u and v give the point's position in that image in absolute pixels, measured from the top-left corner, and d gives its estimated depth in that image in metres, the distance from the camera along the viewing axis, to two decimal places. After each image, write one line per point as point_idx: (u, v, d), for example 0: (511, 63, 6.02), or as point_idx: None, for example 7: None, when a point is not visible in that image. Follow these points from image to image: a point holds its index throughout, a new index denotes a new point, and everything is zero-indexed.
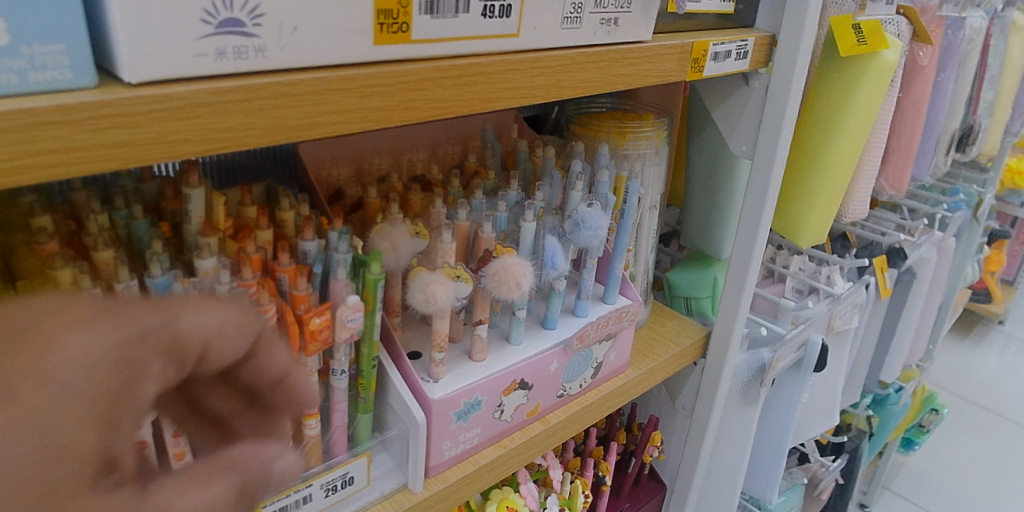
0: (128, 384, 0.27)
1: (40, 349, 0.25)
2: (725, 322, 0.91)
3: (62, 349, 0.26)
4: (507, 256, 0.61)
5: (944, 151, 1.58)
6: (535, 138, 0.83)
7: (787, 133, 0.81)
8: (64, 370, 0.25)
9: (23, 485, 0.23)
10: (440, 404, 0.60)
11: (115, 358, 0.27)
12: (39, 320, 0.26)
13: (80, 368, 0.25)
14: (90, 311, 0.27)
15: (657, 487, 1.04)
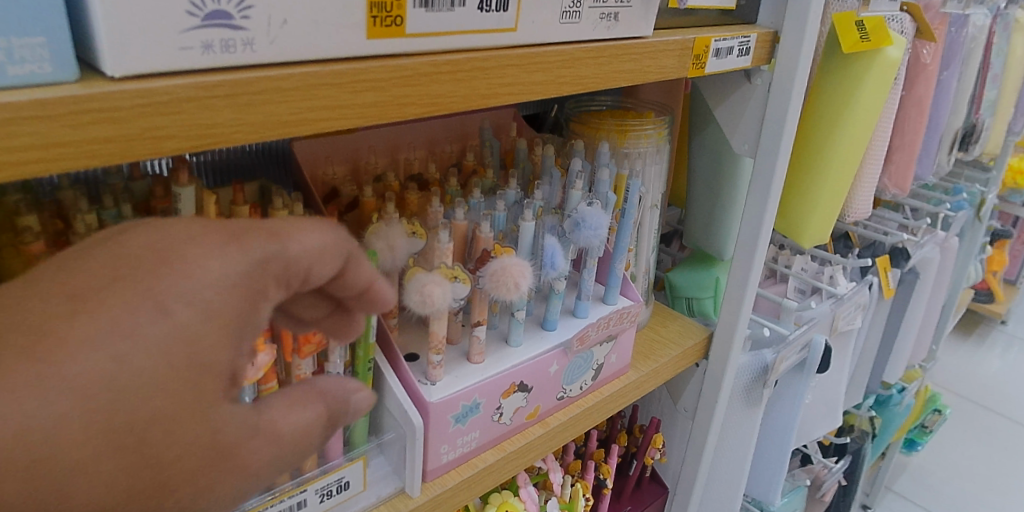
0: (251, 306, 0.28)
1: (181, 270, 0.26)
2: (727, 323, 0.90)
3: (200, 272, 0.27)
4: (505, 256, 0.60)
5: (947, 150, 1.57)
6: (534, 136, 0.82)
7: (790, 130, 0.80)
8: (197, 291, 0.26)
9: (162, 408, 0.25)
10: (437, 407, 0.59)
11: (238, 283, 0.28)
12: (171, 246, 0.27)
13: (206, 294, 0.26)
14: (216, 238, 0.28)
15: (658, 490, 1.03)
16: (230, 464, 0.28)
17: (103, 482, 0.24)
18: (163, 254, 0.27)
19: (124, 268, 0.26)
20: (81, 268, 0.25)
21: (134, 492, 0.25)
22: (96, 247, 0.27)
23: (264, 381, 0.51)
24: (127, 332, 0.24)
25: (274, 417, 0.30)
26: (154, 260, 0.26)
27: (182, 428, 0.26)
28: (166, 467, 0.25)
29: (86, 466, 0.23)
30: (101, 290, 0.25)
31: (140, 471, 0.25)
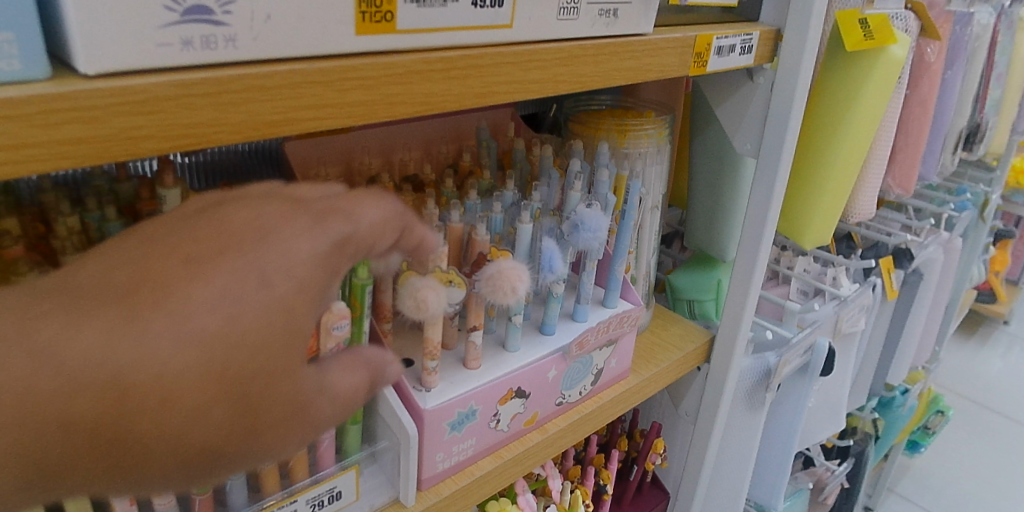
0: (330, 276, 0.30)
1: (267, 243, 0.28)
2: (729, 326, 0.88)
3: (286, 245, 0.28)
4: (501, 259, 0.59)
5: (951, 150, 1.55)
6: (532, 136, 0.81)
7: (793, 129, 0.78)
8: (280, 264, 0.28)
9: (248, 363, 0.26)
10: (432, 415, 0.57)
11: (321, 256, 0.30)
12: (260, 223, 0.29)
13: (289, 266, 0.28)
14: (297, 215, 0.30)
15: (659, 495, 1.01)
16: (308, 418, 0.29)
17: (206, 423, 0.26)
18: (263, 226, 0.29)
19: (233, 238, 0.28)
20: (191, 235, 0.28)
21: (231, 436, 0.27)
22: (194, 217, 0.29)
23: None
24: (233, 293, 0.26)
25: (336, 381, 0.31)
26: (252, 236, 0.28)
27: (267, 387, 0.27)
28: (255, 417, 0.27)
29: (195, 408, 0.25)
30: (213, 256, 0.27)
31: (236, 417, 0.26)
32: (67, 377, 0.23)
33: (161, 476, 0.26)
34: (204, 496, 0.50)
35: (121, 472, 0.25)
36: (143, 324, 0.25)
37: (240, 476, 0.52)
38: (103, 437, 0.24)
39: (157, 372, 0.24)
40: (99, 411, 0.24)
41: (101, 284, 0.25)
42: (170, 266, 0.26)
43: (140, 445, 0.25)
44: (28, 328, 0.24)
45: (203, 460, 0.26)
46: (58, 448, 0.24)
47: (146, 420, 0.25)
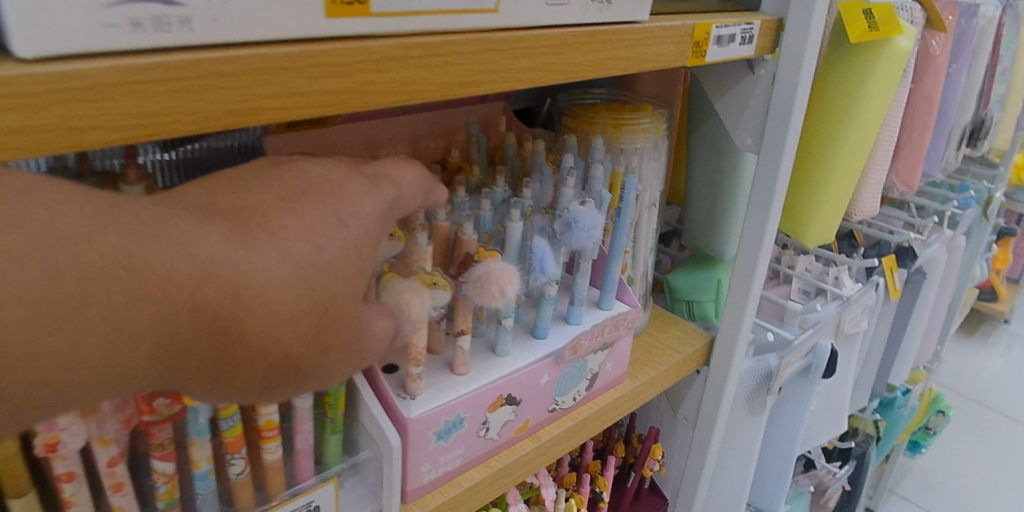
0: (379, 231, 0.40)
1: (340, 199, 0.38)
2: (729, 328, 0.85)
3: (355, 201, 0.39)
4: (490, 260, 0.55)
5: (955, 147, 1.52)
6: (525, 131, 0.78)
7: (796, 123, 0.75)
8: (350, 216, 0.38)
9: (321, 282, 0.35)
10: (416, 424, 0.54)
11: (378, 214, 0.40)
12: (330, 183, 0.39)
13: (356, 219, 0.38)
14: (357, 180, 0.41)
15: (657, 502, 0.99)
16: (354, 347, 0.38)
17: (292, 330, 0.34)
18: (334, 183, 0.39)
19: (315, 188, 0.38)
20: (279, 183, 0.37)
21: (305, 346, 0.35)
22: (277, 170, 0.38)
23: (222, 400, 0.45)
24: (318, 231, 0.36)
25: (374, 324, 0.40)
26: (331, 188, 0.39)
27: (333, 310, 0.36)
28: (319, 334, 0.35)
29: (287, 316, 0.33)
30: (303, 199, 0.37)
31: (311, 332, 0.35)
32: (193, 275, 0.31)
33: (249, 374, 0.33)
34: None
35: (221, 364, 0.33)
36: (255, 242, 0.33)
37: (210, 492, 0.48)
38: (218, 329, 0.32)
39: (266, 280, 0.33)
40: (218, 302, 0.31)
41: (213, 211, 0.34)
42: (268, 202, 0.36)
43: (245, 338, 0.32)
44: (161, 227, 0.31)
45: (282, 365, 0.34)
46: (180, 335, 0.31)
47: (252, 319, 0.32)
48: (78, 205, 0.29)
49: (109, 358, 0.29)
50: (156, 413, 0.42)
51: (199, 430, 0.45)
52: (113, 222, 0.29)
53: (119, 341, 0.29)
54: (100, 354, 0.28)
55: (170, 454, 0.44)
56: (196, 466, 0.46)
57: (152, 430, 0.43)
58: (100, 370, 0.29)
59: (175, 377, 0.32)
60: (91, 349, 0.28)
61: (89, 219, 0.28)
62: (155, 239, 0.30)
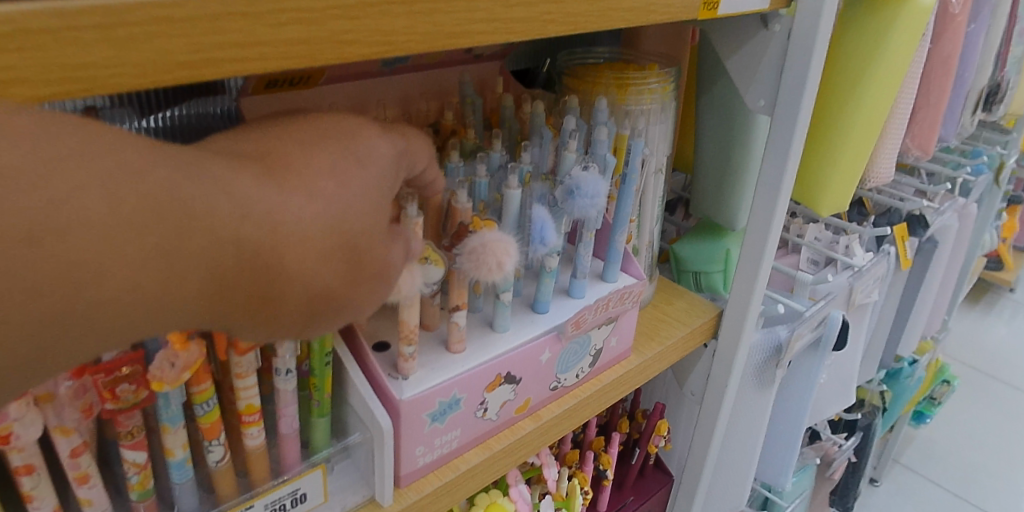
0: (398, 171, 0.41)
1: (361, 137, 0.38)
2: (739, 300, 0.81)
3: (375, 144, 0.38)
4: (485, 231, 0.51)
5: (970, 111, 1.46)
6: (522, 92, 0.73)
7: (813, 83, 0.70)
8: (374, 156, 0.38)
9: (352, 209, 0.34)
10: (410, 406, 0.51)
11: (397, 157, 0.40)
12: (349, 124, 0.38)
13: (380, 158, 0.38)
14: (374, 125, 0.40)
15: (662, 478, 0.96)
16: (385, 283, 0.36)
17: (329, 265, 0.32)
18: (348, 127, 0.38)
19: (329, 131, 0.37)
20: (298, 123, 0.36)
21: (343, 282, 0.33)
22: (291, 115, 0.37)
23: (196, 384, 0.42)
24: (336, 169, 0.35)
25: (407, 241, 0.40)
26: (349, 127, 0.38)
27: (375, 241, 0.35)
28: (361, 265, 0.34)
29: (325, 249, 0.32)
30: (327, 139, 0.36)
31: (347, 266, 0.33)
32: (233, 213, 0.29)
33: (293, 311, 0.32)
34: (146, 504, 0.43)
35: (263, 302, 0.31)
36: (285, 183, 0.32)
37: (188, 481, 0.44)
38: (258, 266, 0.30)
39: (300, 217, 0.31)
40: (260, 236, 0.30)
41: (236, 153, 0.32)
42: (290, 146, 0.34)
43: (285, 276, 0.31)
44: (200, 166, 0.29)
45: (321, 301, 0.32)
46: (222, 273, 0.29)
47: (290, 254, 0.31)
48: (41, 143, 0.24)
49: (166, 289, 0.27)
50: (120, 401, 0.38)
51: (172, 417, 0.42)
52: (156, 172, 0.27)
53: (170, 273, 0.27)
54: (158, 284, 0.27)
55: (140, 443, 0.41)
56: (170, 455, 0.43)
57: (118, 418, 0.39)
58: (155, 308, 0.28)
59: (216, 320, 0.31)
60: (151, 283, 0.27)
61: (137, 161, 0.27)
62: (196, 177, 0.29)
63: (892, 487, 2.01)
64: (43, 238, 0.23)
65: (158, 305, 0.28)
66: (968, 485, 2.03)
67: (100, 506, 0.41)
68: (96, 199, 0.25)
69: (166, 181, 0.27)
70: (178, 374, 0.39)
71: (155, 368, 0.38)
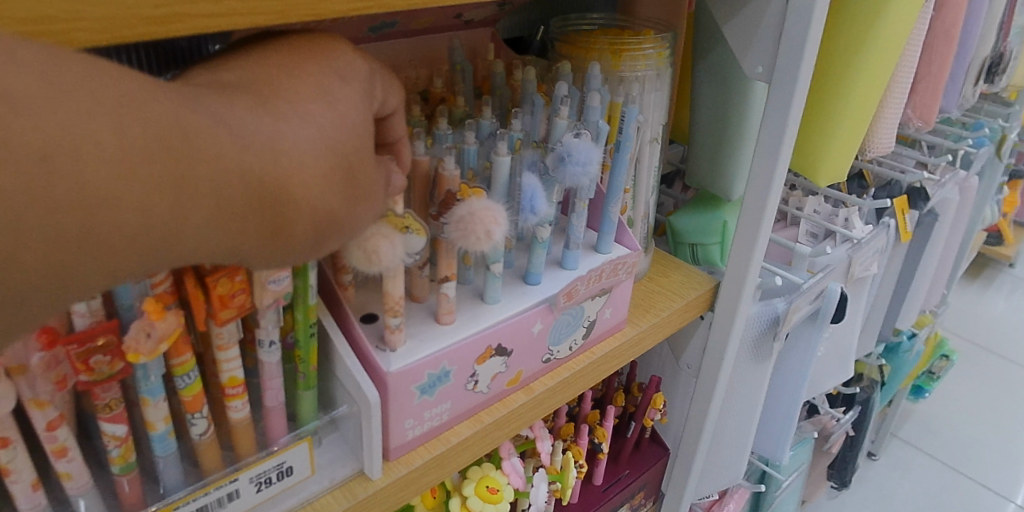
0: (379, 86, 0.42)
1: (330, 51, 0.39)
2: (736, 272, 0.80)
3: (346, 57, 0.40)
4: (473, 199, 0.50)
5: (972, 82, 1.43)
6: (514, 59, 0.71)
7: (813, 47, 0.68)
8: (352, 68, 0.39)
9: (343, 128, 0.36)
10: (397, 379, 0.50)
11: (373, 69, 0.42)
12: (316, 39, 0.40)
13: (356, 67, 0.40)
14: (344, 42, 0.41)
15: (658, 452, 0.96)
16: (379, 201, 0.38)
17: (329, 187, 0.34)
18: (318, 41, 0.39)
19: (302, 49, 0.38)
20: (271, 48, 0.38)
21: (343, 202, 0.35)
22: (263, 42, 0.39)
23: (175, 355, 0.41)
24: (322, 88, 0.36)
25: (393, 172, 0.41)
26: (318, 47, 0.39)
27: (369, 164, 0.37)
28: (356, 190, 0.36)
29: (321, 172, 0.34)
30: (302, 61, 0.37)
31: (345, 186, 0.35)
32: (233, 145, 0.30)
33: (301, 236, 0.34)
34: (128, 477, 0.42)
35: (272, 230, 0.33)
36: (277, 111, 0.34)
37: (170, 454, 0.43)
38: (264, 195, 0.31)
39: (296, 146, 0.33)
40: (263, 165, 0.31)
41: (227, 93, 0.33)
42: (268, 69, 0.36)
43: (292, 200, 0.32)
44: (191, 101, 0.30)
45: (326, 223, 0.34)
46: (230, 202, 0.30)
47: (294, 181, 0.32)
48: (42, 76, 0.25)
49: (176, 213, 0.29)
50: (95, 372, 0.36)
51: (152, 390, 0.41)
52: (157, 105, 0.28)
53: (181, 198, 0.29)
54: (169, 207, 0.28)
55: (119, 416, 0.40)
56: (151, 428, 0.42)
57: (95, 390, 0.38)
58: (169, 234, 0.29)
59: (231, 254, 0.32)
60: (160, 209, 0.28)
61: (145, 102, 0.28)
62: (195, 113, 0.30)
63: (890, 461, 2.01)
64: (60, 160, 0.25)
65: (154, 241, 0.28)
66: (964, 459, 2.03)
67: (80, 480, 0.40)
68: (105, 128, 0.26)
69: (170, 114, 0.29)
70: (154, 345, 0.37)
71: (130, 338, 0.37)
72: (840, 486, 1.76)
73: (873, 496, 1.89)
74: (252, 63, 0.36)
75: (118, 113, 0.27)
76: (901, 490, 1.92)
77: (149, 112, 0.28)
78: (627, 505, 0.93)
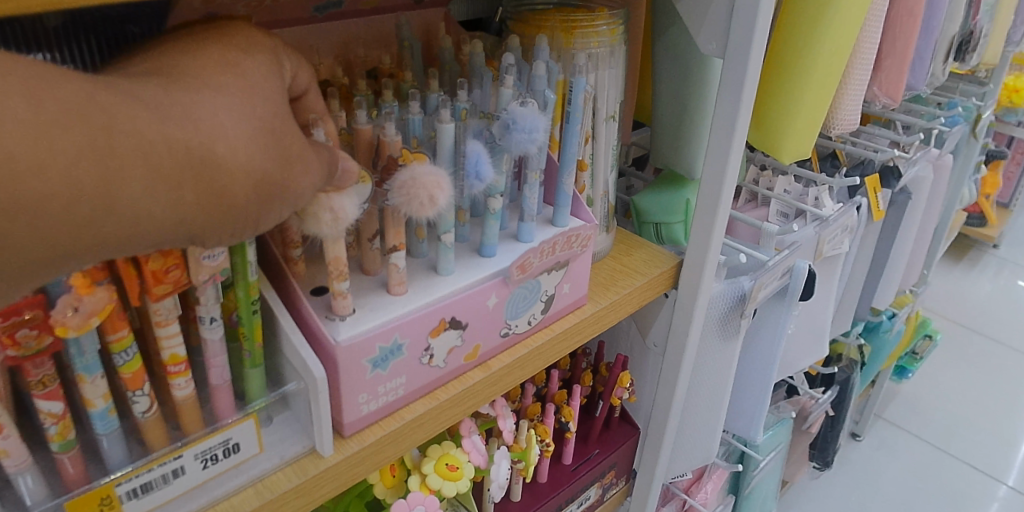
0: (280, 59, 0.42)
1: (231, 35, 0.41)
2: (698, 244, 0.80)
3: (246, 36, 0.41)
4: (415, 164, 0.50)
5: (942, 59, 1.44)
6: (465, 36, 0.71)
7: (765, 20, 0.67)
8: (261, 52, 0.41)
9: (253, 103, 0.37)
10: (347, 352, 0.50)
11: (275, 45, 0.43)
12: (221, 26, 0.41)
13: (267, 53, 0.41)
14: (252, 30, 0.42)
15: (629, 430, 0.96)
16: (315, 160, 0.39)
17: (258, 150, 0.35)
18: (232, 30, 0.41)
19: (210, 37, 0.39)
20: (184, 38, 0.39)
21: (278, 163, 0.36)
22: (178, 33, 0.40)
23: (111, 332, 0.41)
24: (230, 62, 0.38)
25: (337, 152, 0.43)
26: (224, 33, 0.40)
27: (292, 139, 0.38)
28: (290, 161, 0.37)
29: (243, 132, 0.35)
30: (202, 43, 0.39)
31: (276, 150, 0.36)
32: (153, 122, 0.31)
33: (242, 197, 0.35)
34: (69, 456, 0.43)
35: (214, 197, 0.33)
36: (187, 85, 0.35)
37: (112, 431, 0.44)
38: (197, 164, 0.32)
39: (214, 118, 0.34)
40: (185, 136, 0.32)
41: (134, 75, 0.34)
42: (175, 56, 0.37)
43: (219, 160, 0.33)
44: (99, 81, 0.31)
45: (265, 185, 0.36)
46: (160, 168, 0.31)
47: (220, 145, 0.33)
48: None
49: (104, 186, 0.29)
50: (23, 348, 0.37)
51: (88, 366, 0.41)
52: (67, 85, 0.29)
53: (108, 173, 0.29)
54: (97, 180, 0.29)
55: (54, 393, 0.41)
56: (90, 406, 0.42)
57: (26, 367, 0.39)
58: (103, 204, 0.29)
59: (177, 227, 0.33)
60: (86, 186, 0.29)
61: (56, 93, 0.29)
62: (111, 92, 0.31)
63: (874, 442, 2.03)
64: None
65: (80, 213, 0.29)
66: (948, 439, 2.05)
67: (19, 457, 0.40)
68: (14, 107, 0.27)
69: (82, 94, 0.30)
70: (83, 319, 0.37)
71: (57, 314, 0.37)
72: (823, 466, 1.75)
73: (858, 477, 1.91)
74: (163, 51, 0.38)
75: (31, 94, 0.28)
76: (886, 471, 1.94)
77: (62, 92, 0.29)
78: (598, 484, 0.93)
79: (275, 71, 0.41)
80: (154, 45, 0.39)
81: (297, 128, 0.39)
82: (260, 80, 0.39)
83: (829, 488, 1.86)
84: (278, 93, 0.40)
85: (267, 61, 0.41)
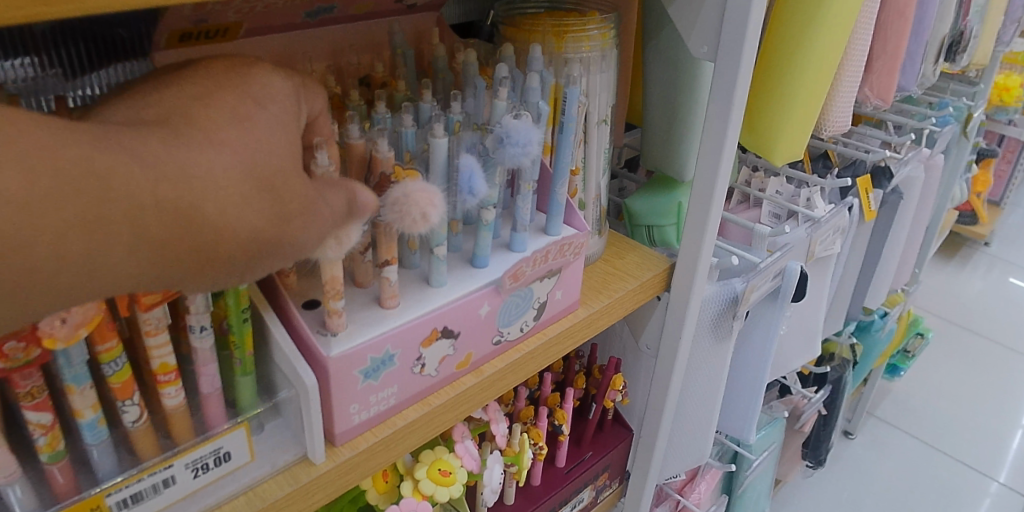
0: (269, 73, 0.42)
1: (224, 62, 0.41)
2: (690, 250, 0.81)
3: (237, 60, 0.41)
4: (408, 180, 0.49)
5: (933, 60, 1.44)
6: (458, 43, 0.71)
7: (756, 21, 0.67)
8: (253, 71, 0.41)
9: (242, 121, 0.37)
10: (338, 364, 0.49)
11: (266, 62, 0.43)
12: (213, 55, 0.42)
13: (260, 73, 0.41)
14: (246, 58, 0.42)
15: (622, 433, 0.97)
16: (321, 216, 0.39)
17: (253, 214, 0.35)
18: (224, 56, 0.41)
19: (204, 64, 0.40)
20: (180, 69, 0.39)
21: (272, 224, 0.36)
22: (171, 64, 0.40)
23: (99, 342, 0.41)
24: (228, 92, 0.38)
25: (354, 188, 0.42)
26: (217, 58, 0.40)
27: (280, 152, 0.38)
28: (287, 219, 0.37)
29: (241, 196, 0.34)
30: (196, 72, 0.39)
31: (271, 210, 0.36)
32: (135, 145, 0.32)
33: (230, 257, 0.34)
34: (59, 466, 0.43)
35: (200, 256, 0.33)
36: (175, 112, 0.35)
37: (101, 442, 0.43)
38: (186, 226, 0.32)
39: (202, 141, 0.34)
40: (178, 196, 0.32)
41: (142, 123, 0.34)
42: (179, 97, 0.37)
43: (211, 224, 0.33)
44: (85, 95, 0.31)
45: (255, 245, 0.35)
46: (148, 232, 0.31)
47: (210, 207, 0.33)
48: None
49: (89, 212, 0.29)
50: (12, 359, 0.37)
51: (77, 377, 0.41)
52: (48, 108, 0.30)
53: (91, 188, 0.29)
54: (85, 194, 0.29)
55: (42, 403, 0.40)
56: (79, 416, 0.42)
57: (14, 378, 0.39)
58: (85, 262, 0.30)
59: (158, 279, 0.33)
60: (71, 206, 0.29)
61: (39, 125, 0.29)
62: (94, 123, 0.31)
63: (866, 440, 2.04)
64: None
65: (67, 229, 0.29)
66: (938, 437, 2.07)
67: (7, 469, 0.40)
68: None
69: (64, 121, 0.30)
70: (71, 331, 0.37)
71: (44, 325, 0.37)
72: (815, 464, 1.76)
73: (850, 475, 1.91)
74: (163, 84, 0.38)
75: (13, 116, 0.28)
76: (877, 468, 1.95)
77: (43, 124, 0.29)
78: (591, 486, 0.94)
79: (269, 89, 0.41)
80: (151, 77, 0.39)
81: (285, 138, 0.39)
82: (249, 100, 0.39)
83: (821, 486, 1.87)
84: (265, 103, 0.40)
85: (265, 86, 0.41)
